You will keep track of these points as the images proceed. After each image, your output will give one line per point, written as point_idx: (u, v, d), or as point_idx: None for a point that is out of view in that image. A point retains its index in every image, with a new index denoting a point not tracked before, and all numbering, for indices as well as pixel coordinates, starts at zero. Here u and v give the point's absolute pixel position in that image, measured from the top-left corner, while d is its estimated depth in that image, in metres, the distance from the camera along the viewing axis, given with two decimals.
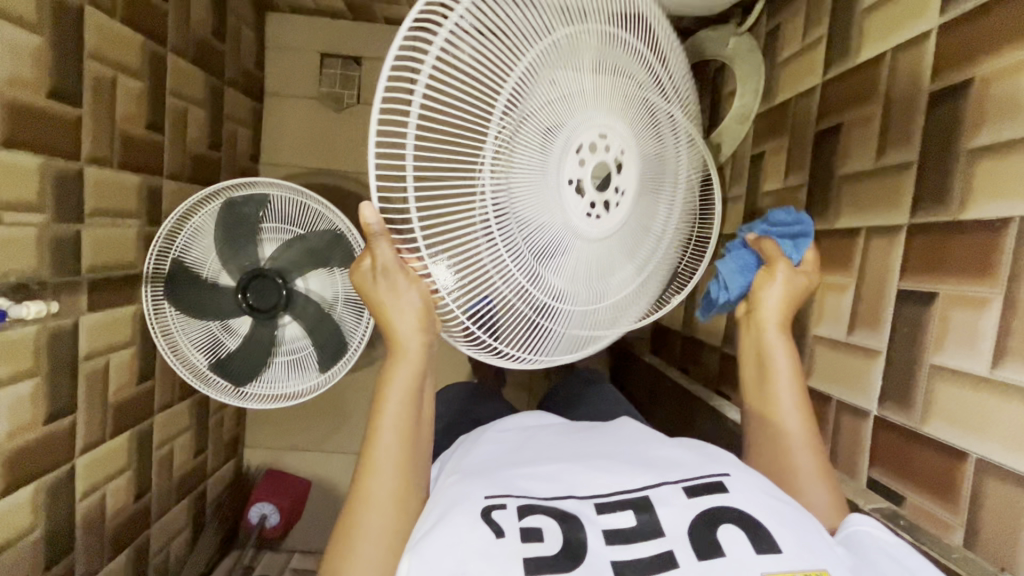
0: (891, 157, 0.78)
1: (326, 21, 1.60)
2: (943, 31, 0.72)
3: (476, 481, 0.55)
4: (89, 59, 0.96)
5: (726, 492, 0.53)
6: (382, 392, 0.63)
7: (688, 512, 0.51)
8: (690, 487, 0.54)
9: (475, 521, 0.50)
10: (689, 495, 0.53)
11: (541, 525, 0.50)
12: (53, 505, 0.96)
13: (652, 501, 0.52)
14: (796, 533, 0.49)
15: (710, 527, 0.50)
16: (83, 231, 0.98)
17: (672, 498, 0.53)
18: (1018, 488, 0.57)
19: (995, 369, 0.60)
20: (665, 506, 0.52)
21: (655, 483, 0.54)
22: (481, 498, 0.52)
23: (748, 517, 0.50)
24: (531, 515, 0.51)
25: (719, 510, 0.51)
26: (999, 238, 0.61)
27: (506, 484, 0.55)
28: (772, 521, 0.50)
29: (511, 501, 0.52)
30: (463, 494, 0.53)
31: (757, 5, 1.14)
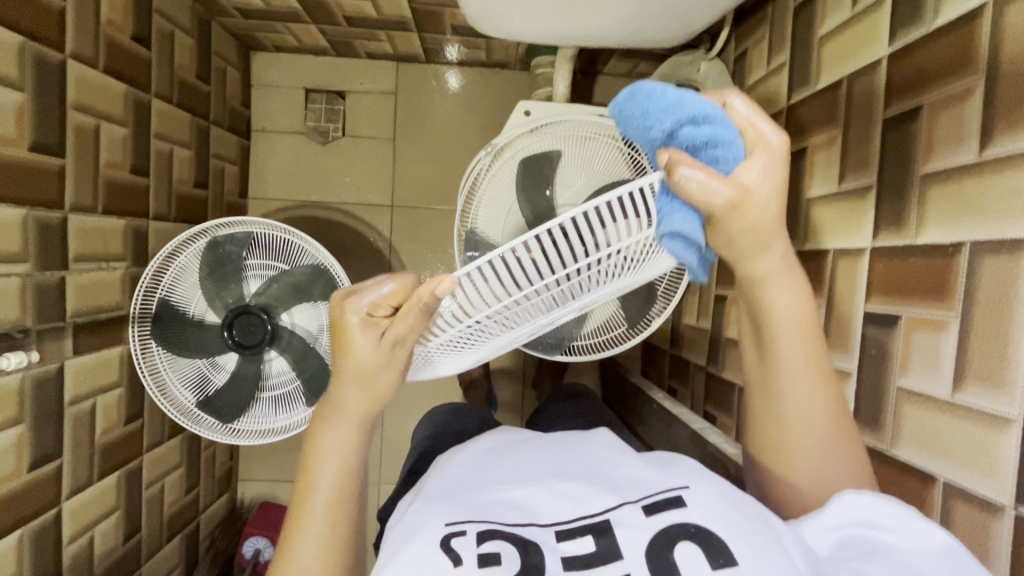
0: (851, 181, 0.80)
1: (310, 59, 1.64)
2: (891, 60, 0.74)
3: (439, 509, 0.56)
4: (71, 109, 0.99)
5: (686, 507, 0.52)
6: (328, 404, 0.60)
7: (646, 532, 0.51)
8: (651, 506, 0.53)
9: (432, 553, 0.50)
10: (648, 515, 0.52)
11: (498, 550, 0.50)
12: (39, 552, 0.96)
13: (613, 525, 0.52)
14: (756, 547, 0.47)
15: (667, 547, 0.49)
16: (68, 277, 1.00)
17: (631, 519, 0.52)
18: (985, 512, 0.57)
19: (955, 393, 0.61)
20: (623, 528, 0.51)
21: (617, 504, 0.54)
22: (441, 527, 0.53)
23: (706, 533, 0.49)
24: (488, 541, 0.51)
25: (677, 527, 0.50)
26: (953, 262, 0.62)
27: (472, 512, 0.55)
28: (731, 534, 0.48)
29: (471, 528, 0.53)
30: (424, 524, 0.54)
31: (723, 32, 1.18)
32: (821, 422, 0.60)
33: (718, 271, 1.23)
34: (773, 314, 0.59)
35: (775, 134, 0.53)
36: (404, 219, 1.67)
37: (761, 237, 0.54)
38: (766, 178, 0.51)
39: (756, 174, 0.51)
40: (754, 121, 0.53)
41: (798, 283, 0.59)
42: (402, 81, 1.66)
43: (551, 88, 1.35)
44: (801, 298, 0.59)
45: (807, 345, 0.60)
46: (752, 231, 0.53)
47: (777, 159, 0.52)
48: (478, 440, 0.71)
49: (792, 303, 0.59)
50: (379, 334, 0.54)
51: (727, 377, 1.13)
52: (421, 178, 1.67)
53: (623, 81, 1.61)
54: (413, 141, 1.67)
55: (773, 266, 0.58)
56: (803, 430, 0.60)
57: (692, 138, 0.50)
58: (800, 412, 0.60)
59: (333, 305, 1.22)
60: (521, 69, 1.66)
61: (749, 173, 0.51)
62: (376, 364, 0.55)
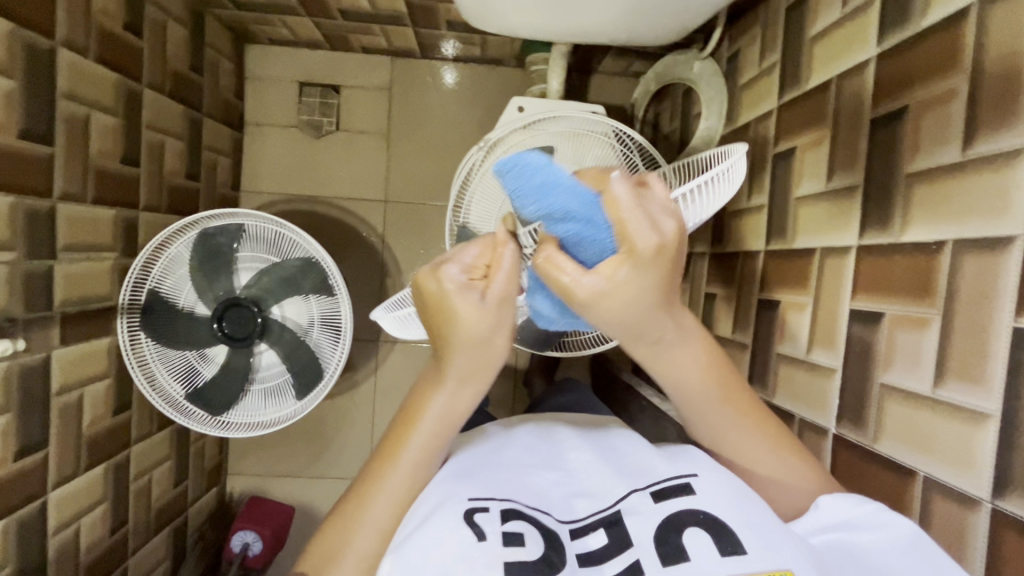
0: (839, 180, 0.81)
1: (304, 52, 1.64)
2: (879, 61, 0.75)
3: (461, 483, 0.56)
4: (61, 97, 0.98)
5: (693, 494, 0.53)
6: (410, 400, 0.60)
7: (655, 518, 0.52)
8: (658, 493, 0.55)
9: (457, 528, 0.50)
10: (656, 500, 0.54)
11: (522, 530, 0.51)
12: (24, 542, 0.95)
13: (623, 515, 0.53)
14: (763, 535, 0.49)
15: (675, 532, 0.51)
16: (57, 267, 0.99)
17: (640, 506, 0.54)
18: (963, 506, 0.58)
19: (936, 389, 0.62)
20: (633, 515, 0.53)
21: (626, 493, 0.56)
22: (465, 502, 0.53)
23: (714, 518, 0.51)
24: (512, 520, 0.51)
25: (685, 513, 0.52)
26: (935, 259, 0.63)
27: (493, 488, 0.55)
28: (740, 523, 0.50)
29: (494, 505, 0.53)
30: (449, 496, 0.54)
31: (716, 32, 1.19)
32: (736, 443, 0.62)
33: (708, 269, 1.24)
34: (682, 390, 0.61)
35: (670, 226, 0.48)
36: (397, 214, 1.67)
37: (633, 325, 0.52)
38: (631, 281, 0.48)
39: (589, 279, 0.48)
40: (650, 223, 0.47)
41: (694, 347, 0.58)
42: (396, 76, 1.66)
43: (545, 85, 1.35)
44: (699, 363, 0.59)
45: (717, 376, 0.60)
46: (636, 319, 0.51)
47: (643, 263, 0.48)
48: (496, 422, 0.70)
49: (696, 368, 0.59)
50: (476, 295, 0.54)
51: None
52: (415, 173, 1.67)
53: (618, 79, 1.62)
54: (407, 136, 1.66)
55: (677, 337, 0.56)
56: (733, 448, 0.62)
57: (559, 232, 0.51)
58: (726, 436, 0.62)
59: (323, 298, 1.23)
60: (516, 66, 1.66)
61: (609, 269, 0.48)
62: (477, 359, 0.56)
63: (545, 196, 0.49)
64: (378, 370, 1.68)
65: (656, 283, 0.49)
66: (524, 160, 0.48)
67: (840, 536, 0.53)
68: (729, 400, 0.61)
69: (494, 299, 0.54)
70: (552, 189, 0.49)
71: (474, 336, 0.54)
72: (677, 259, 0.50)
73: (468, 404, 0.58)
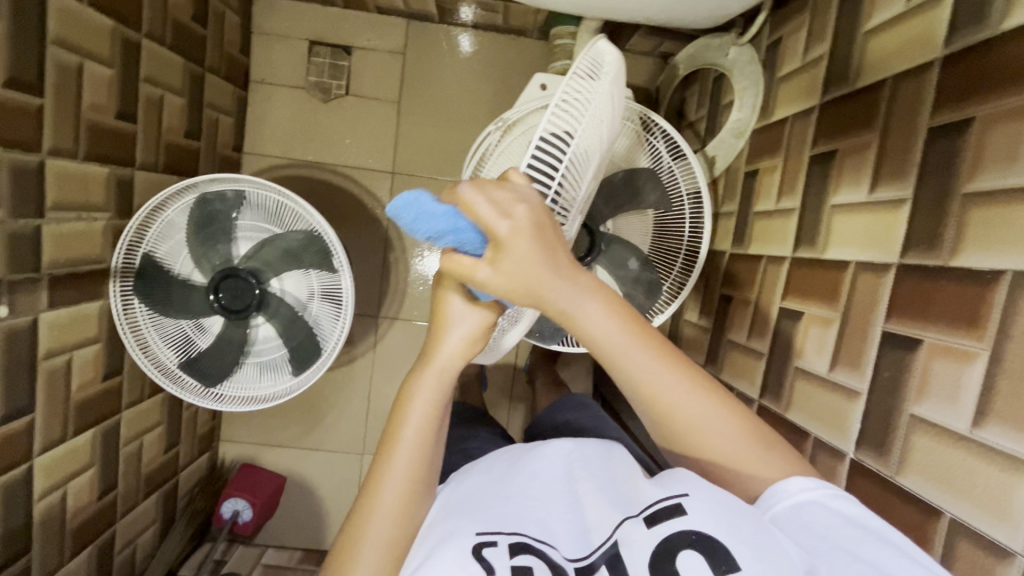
0: (884, 191, 0.75)
1: (315, 8, 1.55)
2: (944, 64, 0.68)
3: (468, 520, 0.56)
4: (52, 44, 0.91)
5: (685, 515, 0.50)
6: (400, 406, 0.61)
7: (649, 543, 0.49)
8: (650, 516, 0.51)
9: (464, 561, 0.50)
10: (649, 526, 0.51)
11: (529, 564, 0.50)
12: (8, 507, 0.93)
13: (619, 546, 0.51)
14: (759, 553, 0.46)
15: (667, 558, 0.48)
16: (45, 227, 0.94)
17: (635, 534, 0.51)
18: (992, 555, 0.55)
19: (974, 429, 0.58)
20: (628, 547, 0.50)
21: (620, 521, 0.53)
22: (472, 535, 0.53)
23: (708, 539, 0.47)
24: (520, 554, 0.51)
25: (677, 536, 0.49)
26: (989, 291, 0.58)
27: (499, 520, 0.55)
28: (732, 538, 0.47)
29: (502, 539, 0.53)
30: (455, 531, 0.54)
31: (758, 17, 1.10)
32: (667, 382, 0.55)
33: (726, 270, 1.19)
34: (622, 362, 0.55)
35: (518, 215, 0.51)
36: (404, 187, 1.60)
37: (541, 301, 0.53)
38: (513, 270, 0.51)
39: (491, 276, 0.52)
40: (499, 208, 0.51)
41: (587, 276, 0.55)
42: (411, 40, 1.57)
43: (570, 61, 1.27)
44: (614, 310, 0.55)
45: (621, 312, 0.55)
46: (523, 282, 0.52)
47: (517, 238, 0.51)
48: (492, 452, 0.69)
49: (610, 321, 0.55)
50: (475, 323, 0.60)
51: (726, 380, 1.11)
52: (425, 145, 1.60)
53: (645, 59, 1.53)
54: (420, 106, 1.59)
55: (568, 291, 0.53)
56: (668, 408, 0.56)
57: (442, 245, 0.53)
58: (652, 387, 0.55)
59: (324, 273, 1.18)
60: (538, 37, 1.57)
61: (512, 241, 0.50)
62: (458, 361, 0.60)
63: (428, 227, 0.51)
64: (377, 347, 1.65)
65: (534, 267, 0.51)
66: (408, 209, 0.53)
67: (809, 516, 0.50)
68: (641, 339, 0.55)
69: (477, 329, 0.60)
70: (425, 214, 0.51)
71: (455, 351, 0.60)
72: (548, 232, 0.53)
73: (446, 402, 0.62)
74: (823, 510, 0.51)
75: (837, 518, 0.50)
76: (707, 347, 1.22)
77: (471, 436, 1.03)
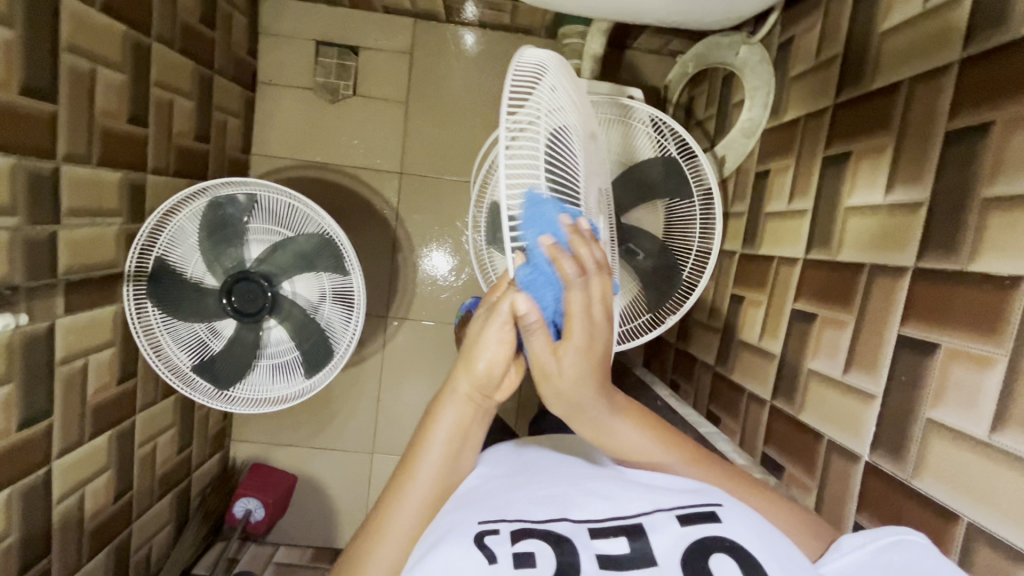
0: (900, 194, 0.75)
1: (322, 8, 1.54)
2: (962, 68, 0.68)
3: (475, 510, 0.57)
4: (65, 51, 0.91)
5: (719, 522, 0.53)
6: (431, 418, 0.65)
7: (680, 540, 0.52)
8: (684, 516, 0.54)
9: (468, 547, 0.52)
10: (682, 524, 0.53)
11: (534, 550, 0.51)
12: (28, 510, 0.94)
13: (645, 530, 0.53)
14: (787, 568, 0.50)
15: (700, 555, 0.50)
16: (60, 232, 0.95)
17: (663, 526, 0.53)
18: (1012, 560, 0.55)
19: (992, 434, 0.58)
20: (657, 533, 0.53)
21: (649, 511, 0.55)
22: (476, 525, 0.55)
23: (740, 547, 0.50)
24: (523, 540, 0.52)
25: (711, 538, 0.51)
26: (1008, 297, 0.58)
27: (506, 508, 0.57)
28: (765, 553, 0.50)
29: (505, 526, 0.54)
30: (459, 523, 0.55)
31: (770, 16, 1.10)
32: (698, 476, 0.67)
33: (736, 270, 1.19)
34: (620, 443, 0.66)
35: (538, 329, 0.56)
36: (412, 187, 1.61)
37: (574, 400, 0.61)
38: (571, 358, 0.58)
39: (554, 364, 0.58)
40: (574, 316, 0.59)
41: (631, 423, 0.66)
42: (419, 40, 1.56)
43: (579, 61, 1.27)
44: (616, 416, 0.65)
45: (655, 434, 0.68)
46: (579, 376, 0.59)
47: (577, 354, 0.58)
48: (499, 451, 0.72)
49: (634, 432, 0.66)
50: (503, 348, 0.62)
51: (738, 380, 1.11)
52: (432, 144, 1.60)
53: (653, 57, 1.53)
54: (427, 105, 1.59)
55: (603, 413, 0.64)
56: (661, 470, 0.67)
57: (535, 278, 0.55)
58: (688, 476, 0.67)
59: (335, 276, 1.19)
60: (545, 36, 1.57)
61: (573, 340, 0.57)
62: (496, 366, 0.62)
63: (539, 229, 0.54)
64: (386, 346, 1.65)
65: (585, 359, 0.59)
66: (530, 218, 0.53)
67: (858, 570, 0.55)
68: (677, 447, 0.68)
69: (507, 316, 0.58)
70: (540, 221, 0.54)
71: (494, 356, 0.62)
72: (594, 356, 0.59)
73: (471, 421, 0.65)
74: (869, 567, 0.55)
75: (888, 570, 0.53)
76: (717, 347, 1.22)
77: None
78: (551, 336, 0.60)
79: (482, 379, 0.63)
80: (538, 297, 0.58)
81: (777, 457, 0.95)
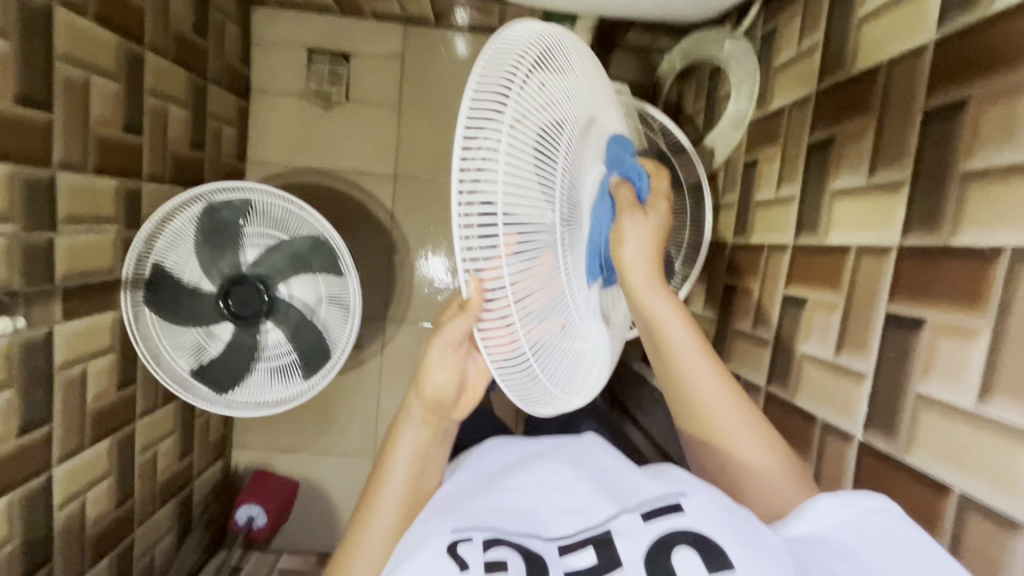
0: (883, 173, 0.76)
1: (313, 16, 1.57)
2: (938, 47, 0.69)
3: (444, 519, 0.57)
4: (59, 60, 0.93)
5: (682, 513, 0.51)
6: (393, 439, 0.69)
7: (645, 539, 0.51)
8: (648, 512, 0.53)
9: (439, 562, 0.52)
10: (646, 520, 0.52)
11: (503, 557, 0.51)
12: (30, 515, 0.95)
13: (613, 534, 0.52)
14: (752, 554, 0.48)
15: (664, 552, 0.49)
16: (57, 239, 0.96)
17: (629, 525, 0.52)
18: (1002, 528, 0.56)
19: (980, 404, 0.59)
20: (623, 536, 0.52)
21: (617, 512, 0.54)
22: (448, 533, 0.55)
23: (704, 538, 0.49)
24: (493, 548, 0.52)
25: (675, 533, 0.50)
26: (990, 267, 0.59)
27: (474, 518, 0.56)
28: (729, 539, 0.49)
29: (476, 534, 0.54)
30: (428, 535, 0.55)
31: (752, 8, 1.12)
32: (720, 404, 0.68)
33: (728, 260, 1.20)
34: (692, 378, 0.69)
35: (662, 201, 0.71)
36: (406, 190, 1.62)
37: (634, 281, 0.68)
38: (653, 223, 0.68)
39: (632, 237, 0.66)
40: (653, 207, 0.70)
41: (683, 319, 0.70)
42: (409, 44, 1.58)
43: None
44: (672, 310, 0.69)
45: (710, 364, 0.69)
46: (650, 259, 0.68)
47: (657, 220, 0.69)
48: (480, 446, 0.73)
49: (711, 378, 0.68)
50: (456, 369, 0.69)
51: (733, 369, 1.11)
52: (425, 147, 1.61)
53: (641, 55, 1.55)
54: (419, 109, 1.60)
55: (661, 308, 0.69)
56: (725, 425, 0.67)
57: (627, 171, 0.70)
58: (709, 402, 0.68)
59: (331, 278, 1.20)
60: None
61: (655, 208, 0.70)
62: (447, 388, 0.69)
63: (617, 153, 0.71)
64: (384, 349, 1.66)
65: (654, 231, 0.68)
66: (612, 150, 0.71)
67: (826, 534, 0.53)
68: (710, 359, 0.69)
69: (456, 338, 0.65)
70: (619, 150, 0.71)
71: (444, 379, 0.68)
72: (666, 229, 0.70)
73: (431, 437, 0.70)
74: (845, 527, 0.53)
75: (864, 535, 0.52)
76: (712, 337, 1.23)
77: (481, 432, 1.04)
78: (510, 348, 0.63)
79: (432, 401, 0.69)
80: (496, 313, 0.60)
81: None
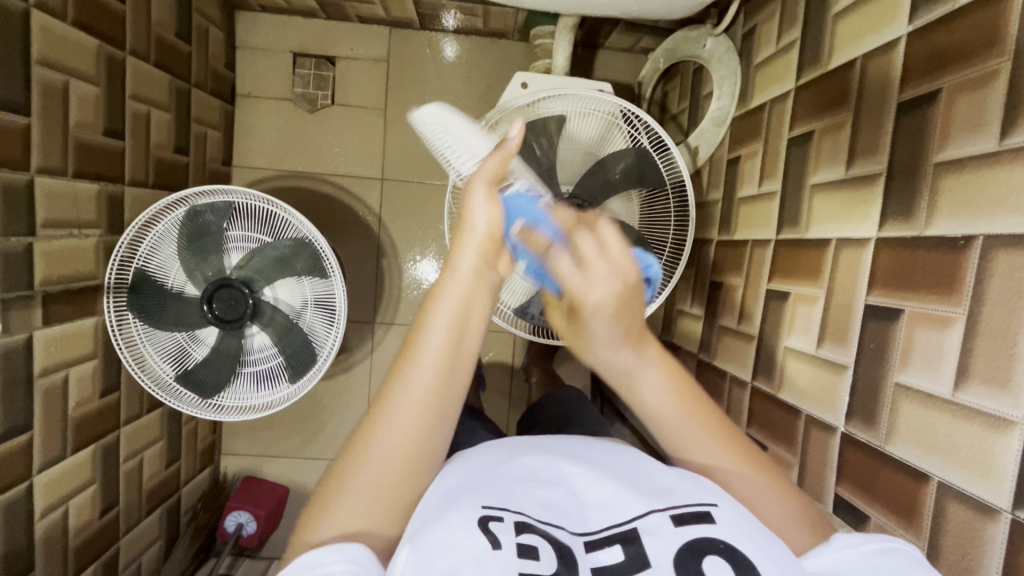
0: (860, 166, 0.76)
1: (298, 20, 1.57)
2: (910, 41, 0.70)
3: (471, 490, 0.52)
4: (36, 64, 0.92)
5: (713, 524, 0.50)
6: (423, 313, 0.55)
7: (674, 541, 0.49)
8: (678, 516, 0.51)
9: (471, 527, 0.47)
10: (676, 525, 0.50)
11: (536, 544, 0.48)
12: (9, 525, 0.93)
13: (640, 533, 0.50)
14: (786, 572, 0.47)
15: (695, 558, 0.48)
16: (36, 244, 0.95)
17: (657, 527, 0.50)
18: (982, 516, 0.56)
19: (956, 392, 0.59)
20: (652, 536, 0.50)
21: (644, 511, 0.52)
22: (477, 506, 0.50)
23: (735, 551, 0.48)
24: (527, 532, 0.49)
25: (705, 540, 0.48)
26: (962, 256, 0.60)
27: (505, 496, 0.52)
28: (762, 555, 0.48)
29: (509, 514, 0.50)
30: (455, 503, 0.50)
31: (731, 7, 1.13)
32: (703, 439, 0.60)
33: (713, 257, 1.20)
34: (642, 396, 0.61)
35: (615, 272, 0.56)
36: (393, 192, 1.62)
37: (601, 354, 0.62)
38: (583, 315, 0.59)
39: (611, 239, 0.57)
40: (588, 263, 0.57)
41: (659, 370, 0.61)
42: (394, 47, 1.59)
43: (550, 60, 1.30)
44: (620, 344, 0.59)
45: (684, 399, 0.61)
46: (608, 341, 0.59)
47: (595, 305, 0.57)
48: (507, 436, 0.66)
49: (662, 391, 0.60)
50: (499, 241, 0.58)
51: (720, 366, 1.11)
52: (412, 150, 1.62)
53: (625, 55, 1.56)
54: (405, 112, 1.60)
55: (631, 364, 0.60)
56: (692, 440, 0.60)
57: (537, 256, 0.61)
58: (691, 440, 0.60)
59: (317, 280, 1.19)
60: (519, 39, 1.60)
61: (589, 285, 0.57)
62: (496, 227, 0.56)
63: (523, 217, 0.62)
64: (374, 352, 1.65)
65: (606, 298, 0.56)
66: (514, 199, 0.62)
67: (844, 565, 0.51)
68: (693, 404, 0.61)
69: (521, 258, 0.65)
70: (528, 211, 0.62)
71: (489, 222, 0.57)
72: (631, 298, 0.57)
73: (469, 318, 0.56)
74: (856, 567, 0.51)
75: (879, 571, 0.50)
76: (699, 334, 1.23)
77: (469, 433, 1.04)
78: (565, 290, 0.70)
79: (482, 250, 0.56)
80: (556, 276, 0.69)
81: (760, 438, 0.95)
